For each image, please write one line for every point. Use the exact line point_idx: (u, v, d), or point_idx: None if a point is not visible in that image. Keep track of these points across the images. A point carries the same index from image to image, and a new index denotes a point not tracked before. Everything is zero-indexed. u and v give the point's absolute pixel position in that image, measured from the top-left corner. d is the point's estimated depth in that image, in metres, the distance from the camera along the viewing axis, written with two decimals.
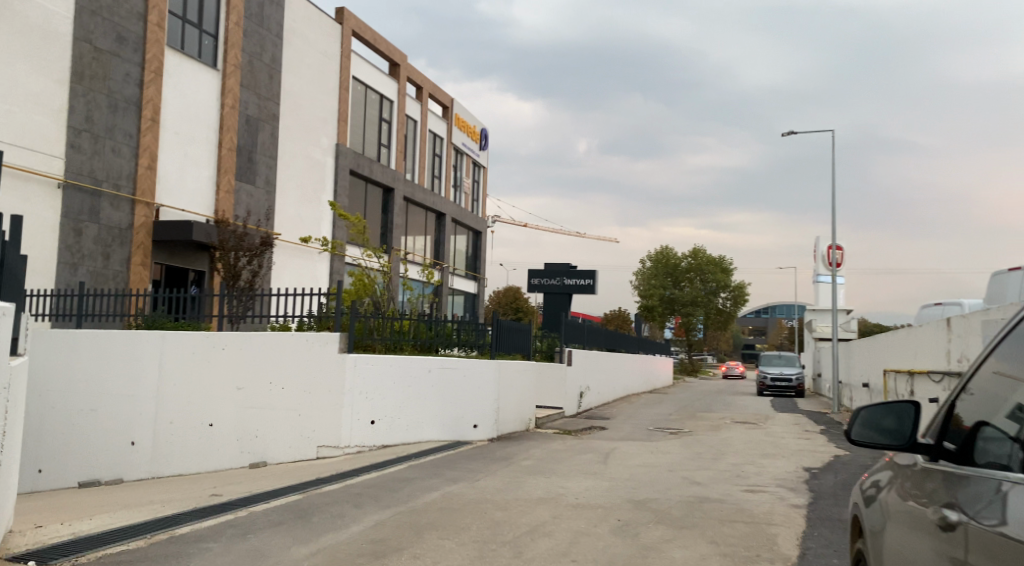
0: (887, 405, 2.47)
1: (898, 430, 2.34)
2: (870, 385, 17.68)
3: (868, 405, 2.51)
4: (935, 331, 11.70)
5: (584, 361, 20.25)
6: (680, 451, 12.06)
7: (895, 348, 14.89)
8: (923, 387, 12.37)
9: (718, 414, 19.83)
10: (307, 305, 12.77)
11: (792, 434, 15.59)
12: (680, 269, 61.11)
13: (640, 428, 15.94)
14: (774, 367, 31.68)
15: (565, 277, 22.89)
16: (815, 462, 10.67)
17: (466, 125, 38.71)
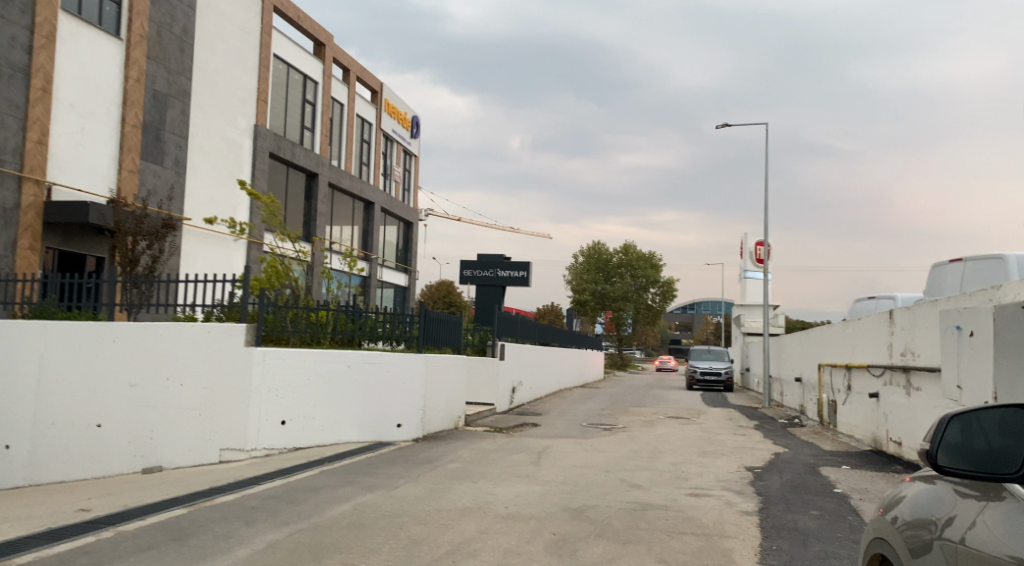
0: (975, 418, 2.42)
1: (982, 456, 2.31)
2: (803, 379, 17.47)
3: (965, 413, 2.40)
4: (874, 324, 11.38)
5: (517, 355, 19.49)
6: (616, 449, 11.40)
7: (830, 341, 14.64)
8: (861, 382, 12.07)
9: (651, 409, 19.39)
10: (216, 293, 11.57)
11: (727, 429, 15.20)
12: (612, 264, 61.24)
13: (574, 424, 15.27)
14: (704, 362, 31.69)
15: (498, 269, 22.08)
16: (756, 459, 10.14)
17: (395, 112, 37.42)
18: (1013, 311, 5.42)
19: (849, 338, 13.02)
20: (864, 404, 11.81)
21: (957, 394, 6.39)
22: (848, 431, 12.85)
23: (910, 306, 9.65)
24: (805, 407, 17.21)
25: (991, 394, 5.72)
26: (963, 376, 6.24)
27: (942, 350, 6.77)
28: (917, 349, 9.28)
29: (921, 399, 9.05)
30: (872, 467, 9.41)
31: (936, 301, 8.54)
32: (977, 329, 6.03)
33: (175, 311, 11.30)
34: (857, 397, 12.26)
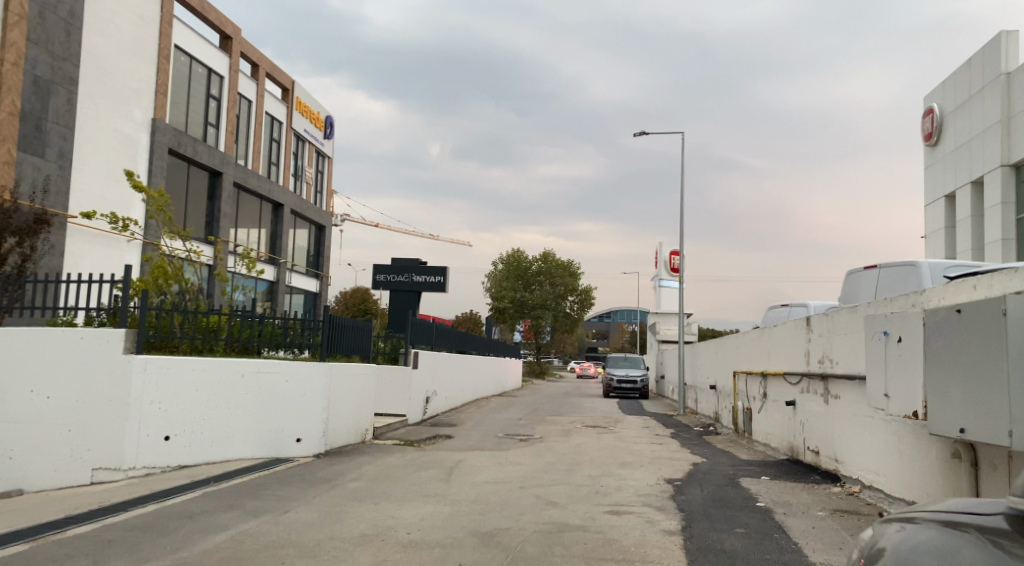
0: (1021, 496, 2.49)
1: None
2: (718, 386, 17.48)
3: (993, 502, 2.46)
4: (791, 332, 11.26)
5: (431, 364, 18.74)
6: (532, 461, 10.85)
7: (745, 348, 14.57)
8: (777, 390, 11.95)
9: (568, 418, 18.99)
10: (100, 295, 10.59)
11: (644, 438, 14.91)
12: (531, 272, 61.17)
13: (488, 435, 14.65)
14: (620, 369, 31.70)
15: (413, 274, 21.22)
16: (675, 471, 9.77)
17: (307, 111, 36.10)
18: (945, 317, 5.15)
19: (765, 345, 12.93)
20: (780, 413, 11.68)
21: (885, 403, 6.12)
22: (764, 440, 12.72)
23: (828, 313, 9.51)
24: (720, 414, 17.16)
25: (921, 404, 5.47)
26: (891, 384, 5.97)
27: (867, 357, 6.52)
28: (835, 357, 9.12)
29: (840, 407, 8.88)
30: (791, 477, 9.18)
31: (856, 307, 8.38)
32: (906, 335, 5.77)
33: (53, 314, 10.34)
34: (773, 405, 12.14)
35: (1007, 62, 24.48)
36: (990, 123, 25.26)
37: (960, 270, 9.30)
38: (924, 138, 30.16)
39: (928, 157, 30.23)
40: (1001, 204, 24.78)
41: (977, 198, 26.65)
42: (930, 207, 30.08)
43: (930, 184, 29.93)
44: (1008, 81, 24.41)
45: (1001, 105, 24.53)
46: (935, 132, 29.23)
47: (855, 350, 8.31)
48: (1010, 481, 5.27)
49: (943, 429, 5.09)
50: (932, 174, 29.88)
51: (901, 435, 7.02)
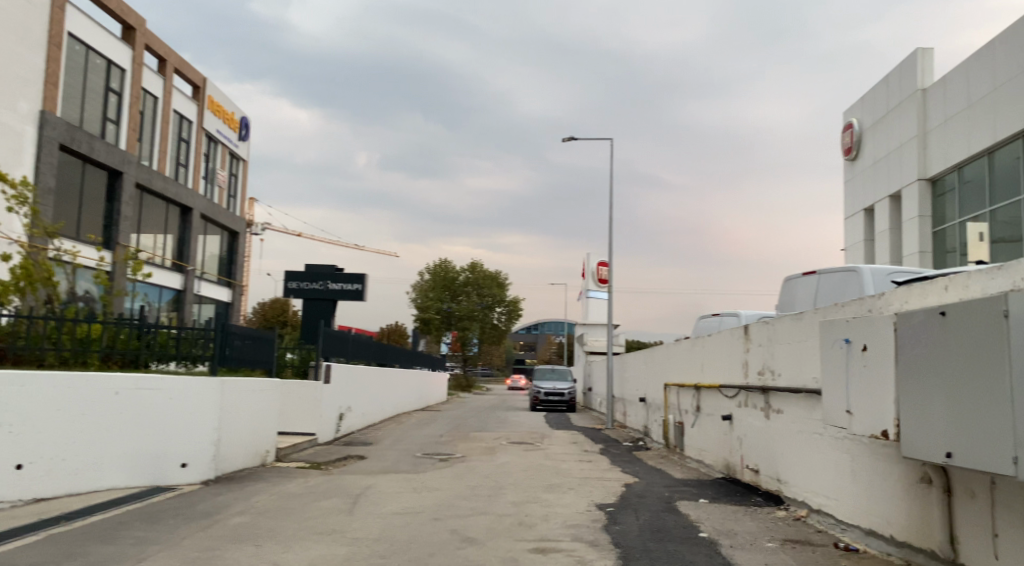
0: None
1: None
2: (647, 399, 16.85)
3: None
4: (727, 341, 10.64)
5: (345, 377, 17.41)
6: (450, 485, 9.78)
7: (676, 359, 13.93)
8: (711, 403, 11.33)
9: (492, 433, 17.99)
10: None
11: (572, 455, 14.04)
12: (457, 282, 60.09)
13: (405, 455, 13.50)
14: (547, 382, 30.95)
15: (328, 282, 19.86)
16: (606, 494, 8.90)
17: (220, 110, 34.16)
18: (924, 322, 4.42)
19: (697, 356, 12.29)
20: (715, 427, 11.03)
21: (846, 420, 5.38)
22: (697, 456, 12.05)
23: (769, 322, 8.86)
24: (649, 428, 16.51)
25: (893, 422, 4.73)
26: (855, 399, 5.24)
27: (825, 369, 5.81)
28: (778, 369, 8.47)
29: (783, 423, 8.21)
30: (730, 499, 8.46)
31: (802, 314, 7.74)
32: (871, 343, 5.07)
33: None
34: (708, 419, 11.49)
35: (923, 78, 25.01)
36: (907, 138, 25.80)
37: (904, 276, 8.81)
38: (843, 153, 30.72)
39: (847, 171, 30.79)
40: (918, 217, 25.31)
41: (894, 212, 27.18)
42: (849, 220, 30.63)
43: (850, 197, 30.47)
44: (924, 97, 24.93)
45: (917, 120, 25.04)
46: (854, 146, 29.76)
47: (803, 361, 7.65)
48: (992, 510, 4.58)
49: (923, 452, 4.33)
50: (851, 188, 30.44)
51: (858, 455, 6.34)
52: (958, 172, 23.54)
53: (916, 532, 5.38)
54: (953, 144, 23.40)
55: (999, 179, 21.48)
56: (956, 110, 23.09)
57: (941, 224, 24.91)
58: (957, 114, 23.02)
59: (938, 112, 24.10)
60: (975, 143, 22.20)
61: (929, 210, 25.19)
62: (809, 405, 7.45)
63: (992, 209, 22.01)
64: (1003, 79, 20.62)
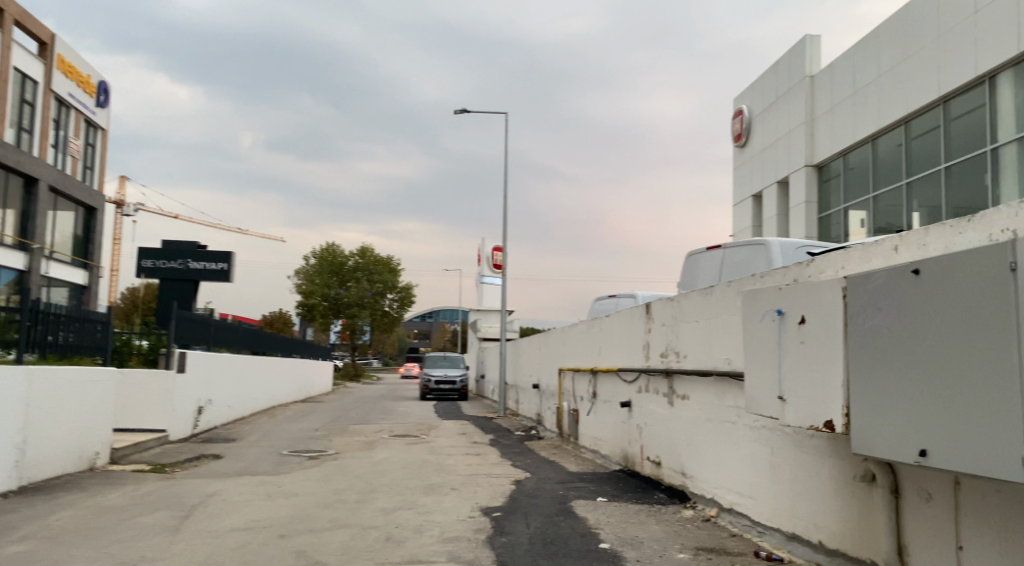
0: None
1: None
2: (541, 386, 15.92)
3: None
4: (626, 321, 9.75)
5: (205, 366, 15.43)
6: (313, 489, 8.36)
7: (571, 343, 12.99)
8: (608, 390, 10.46)
9: (375, 426, 16.57)
10: None
11: (459, 448, 12.86)
12: (346, 268, 57.72)
13: (268, 453, 11.89)
14: (437, 369, 29.66)
15: (189, 261, 17.80)
16: (492, 495, 7.79)
17: (74, 73, 30.61)
18: (884, 288, 3.51)
19: (594, 338, 11.39)
20: (613, 416, 10.14)
21: (778, 409, 4.47)
22: (592, 446, 11.17)
23: (674, 299, 7.97)
24: (542, 416, 15.59)
25: (841, 411, 3.82)
26: (790, 386, 4.33)
27: (749, 349, 4.90)
28: (684, 352, 7.60)
29: (689, 412, 7.36)
30: (631, 497, 7.53)
31: (713, 289, 6.87)
32: (811, 313, 4.16)
33: None
34: (604, 406, 10.60)
35: (811, 66, 25.30)
36: (795, 125, 26.14)
37: (815, 250, 8.11)
38: (733, 139, 30.99)
39: (737, 158, 31.09)
40: (804, 203, 25.71)
41: (782, 198, 27.60)
42: (738, 206, 30.98)
43: (739, 184, 30.80)
44: (811, 84, 25.25)
45: (805, 107, 25.37)
46: (745, 132, 30.01)
47: (713, 342, 6.79)
48: (956, 517, 3.72)
49: (884, 449, 3.44)
50: (740, 175, 30.77)
51: (780, 448, 5.50)
52: (842, 159, 23.98)
53: (853, 540, 4.55)
54: (838, 130, 23.79)
55: (881, 165, 21.95)
56: (842, 97, 23.45)
57: (826, 210, 25.42)
58: (843, 100, 23.38)
59: (825, 99, 24.43)
60: (860, 130, 22.61)
61: (815, 196, 25.63)
62: (721, 392, 6.59)
63: (874, 195, 22.51)
64: (887, 66, 20.98)
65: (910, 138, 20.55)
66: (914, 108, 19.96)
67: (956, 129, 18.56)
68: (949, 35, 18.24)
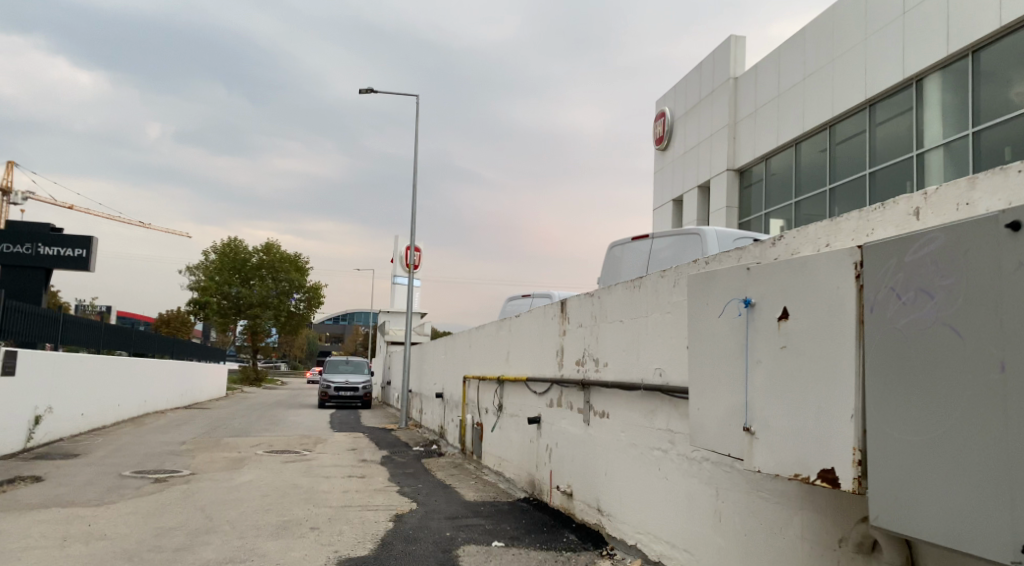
0: None
1: None
2: (445, 395, 14.32)
3: None
4: (537, 321, 8.31)
5: (48, 366, 12.98)
6: (130, 529, 6.47)
7: (477, 347, 11.47)
8: (515, 401, 8.99)
9: (253, 439, 14.56)
10: None
11: (344, 468, 11.08)
12: (250, 264, 54.39)
13: (105, 475, 9.79)
14: (339, 375, 27.58)
15: (40, 245, 15.28)
16: (360, 538, 6.12)
17: None
18: (942, 269, 2.24)
19: (502, 342, 9.91)
20: (519, 433, 8.67)
21: (740, 444, 3.09)
22: (496, 467, 9.67)
23: (594, 295, 6.58)
24: (445, 429, 13.99)
25: (852, 457, 2.51)
26: (761, 409, 2.95)
27: (697, 355, 3.51)
28: (604, 360, 6.21)
29: (608, 434, 5.96)
30: (534, 539, 6.06)
31: (643, 283, 5.50)
32: (798, 304, 2.80)
33: None
34: (510, 421, 9.11)
35: (734, 67, 24.78)
36: (717, 128, 25.59)
37: (758, 240, 6.90)
38: (655, 143, 30.32)
39: (657, 162, 30.42)
40: (725, 208, 25.12)
41: (702, 204, 26.99)
42: (658, 212, 30.31)
43: (659, 189, 30.14)
44: (734, 86, 24.73)
45: (729, 109, 24.83)
46: (666, 135, 29.39)
47: (642, 348, 5.41)
48: None
49: (938, 528, 2.19)
50: (660, 179, 30.13)
51: (730, 491, 4.14)
52: (764, 164, 23.47)
53: None
54: (761, 134, 23.28)
55: (804, 170, 21.48)
56: (766, 100, 22.93)
57: (747, 216, 24.92)
58: (766, 104, 22.90)
59: (748, 102, 23.93)
60: (783, 134, 22.13)
61: (736, 201, 25.08)
62: (649, 412, 5.21)
63: (796, 201, 22.05)
64: (812, 68, 20.51)
65: (833, 143, 20.10)
66: (839, 112, 19.51)
67: (881, 134, 18.16)
68: (879, 33, 17.81)
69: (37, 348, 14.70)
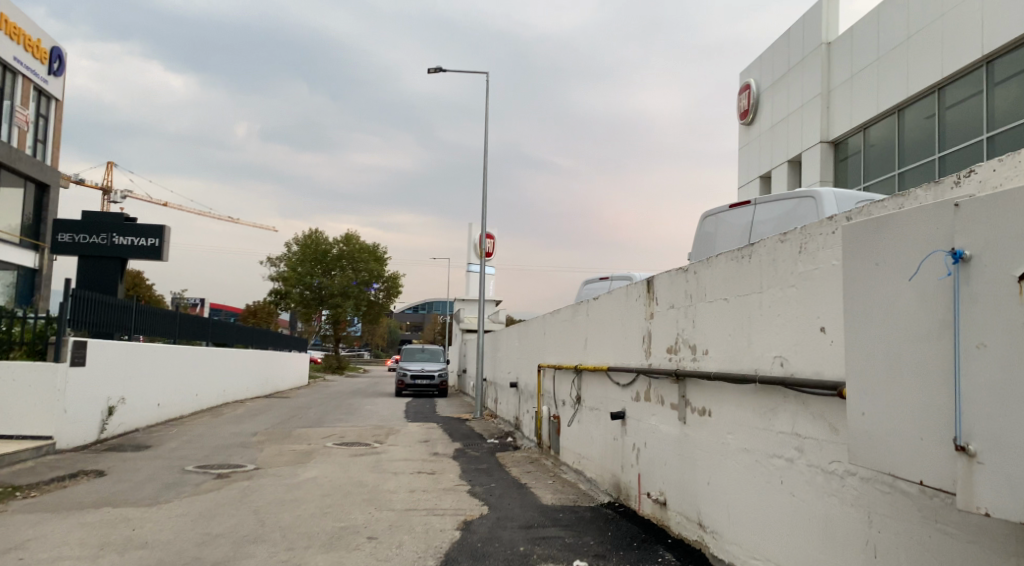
0: None
1: None
2: (519, 385, 13.49)
3: None
4: (619, 303, 7.32)
5: (120, 356, 12.83)
6: (174, 536, 5.88)
7: (552, 334, 10.55)
8: (594, 394, 8.04)
9: (324, 430, 14.12)
10: None
11: (413, 463, 10.38)
12: (330, 255, 55.09)
13: (168, 469, 9.41)
14: (414, 363, 27.21)
15: (114, 236, 15.31)
16: (421, 553, 5.31)
17: (20, 35, 27.86)
18: None
19: (579, 327, 8.95)
20: (601, 429, 7.73)
21: (950, 470, 2.19)
22: (576, 465, 8.74)
23: (687, 270, 5.56)
24: (520, 421, 13.16)
25: None
26: (990, 420, 2.05)
27: (859, 343, 2.60)
28: (703, 346, 5.20)
29: (711, 435, 4.97)
30: (624, 558, 5.12)
31: (754, 252, 4.48)
32: None
33: None
34: (590, 416, 8.18)
35: (827, 32, 22.89)
36: (809, 98, 23.72)
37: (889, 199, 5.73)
38: (739, 117, 28.55)
39: (742, 138, 28.67)
40: (818, 183, 23.25)
41: (793, 180, 25.14)
42: (744, 189, 28.57)
43: (744, 166, 28.40)
44: (827, 52, 22.86)
45: (821, 77, 22.95)
46: (752, 108, 27.62)
47: (756, 332, 4.39)
48: None
49: None
50: (746, 155, 28.34)
51: (890, 520, 3.12)
52: (863, 133, 21.55)
53: None
54: (859, 102, 21.38)
55: (909, 139, 19.54)
56: (863, 64, 21.00)
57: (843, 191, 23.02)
58: (864, 69, 20.98)
59: (843, 68, 22.02)
60: (884, 100, 20.20)
61: (831, 176, 23.19)
62: (767, 411, 4.20)
63: (900, 172, 20.11)
64: (917, 26, 18.57)
65: (943, 107, 18.14)
66: (949, 72, 17.55)
67: (1001, 95, 16.19)
68: None
69: (112, 338, 14.75)
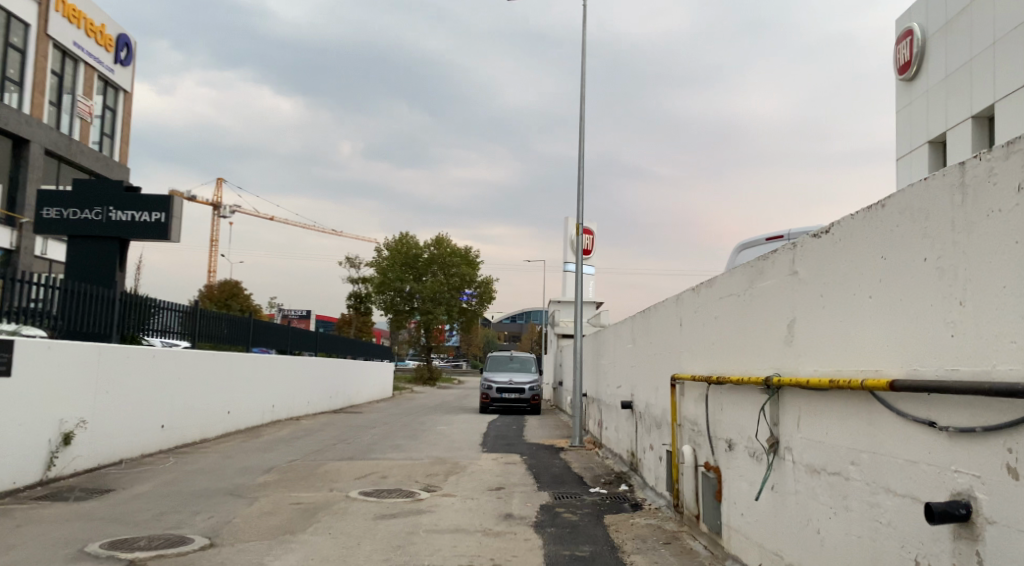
0: None
1: None
2: (637, 406, 9.18)
3: None
4: (914, 223, 2.96)
5: (85, 362, 9.41)
6: None
7: (700, 322, 6.22)
8: (830, 441, 3.68)
9: (362, 465, 10.25)
10: None
11: (464, 539, 6.18)
12: (421, 260, 52.24)
13: (58, 549, 5.64)
14: (502, 374, 23.20)
15: (111, 209, 12.09)
16: None
17: (83, 19, 26.06)
18: None
19: (769, 301, 4.59)
20: (856, 523, 3.37)
21: None
22: None
23: None
24: (640, 460, 8.81)
25: None
26: None
27: None
28: None
29: None
30: None
31: None
32: None
33: None
34: (818, 483, 3.80)
35: None
36: (1005, 32, 18.08)
37: None
38: (899, 72, 23.03)
39: (902, 98, 23.16)
40: None
41: (981, 138, 19.56)
42: (905, 160, 23.10)
43: (907, 131, 22.85)
44: None
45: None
46: (915, 59, 22.09)
47: None
48: None
49: None
50: (909, 118, 22.78)
51: None
52: None
53: None
54: None
55: None
56: None
57: None
58: None
59: None
60: None
61: None
62: None
63: None
64: None
65: None
66: None
67: None
68: None
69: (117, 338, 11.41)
